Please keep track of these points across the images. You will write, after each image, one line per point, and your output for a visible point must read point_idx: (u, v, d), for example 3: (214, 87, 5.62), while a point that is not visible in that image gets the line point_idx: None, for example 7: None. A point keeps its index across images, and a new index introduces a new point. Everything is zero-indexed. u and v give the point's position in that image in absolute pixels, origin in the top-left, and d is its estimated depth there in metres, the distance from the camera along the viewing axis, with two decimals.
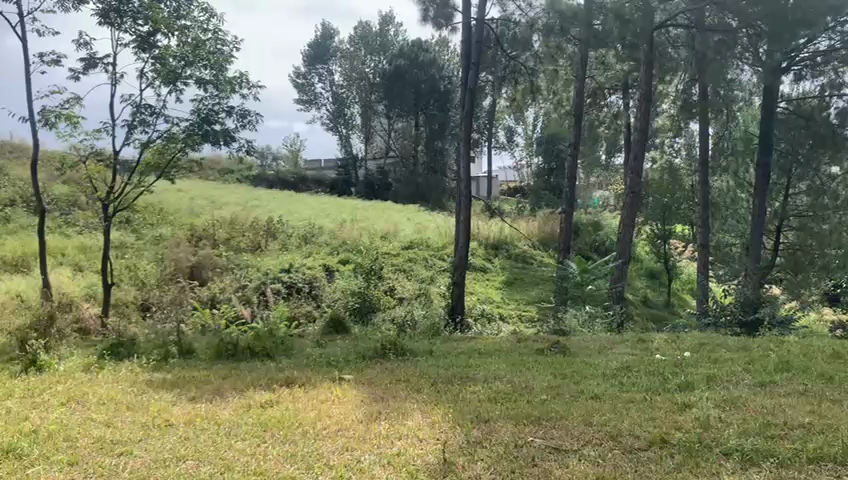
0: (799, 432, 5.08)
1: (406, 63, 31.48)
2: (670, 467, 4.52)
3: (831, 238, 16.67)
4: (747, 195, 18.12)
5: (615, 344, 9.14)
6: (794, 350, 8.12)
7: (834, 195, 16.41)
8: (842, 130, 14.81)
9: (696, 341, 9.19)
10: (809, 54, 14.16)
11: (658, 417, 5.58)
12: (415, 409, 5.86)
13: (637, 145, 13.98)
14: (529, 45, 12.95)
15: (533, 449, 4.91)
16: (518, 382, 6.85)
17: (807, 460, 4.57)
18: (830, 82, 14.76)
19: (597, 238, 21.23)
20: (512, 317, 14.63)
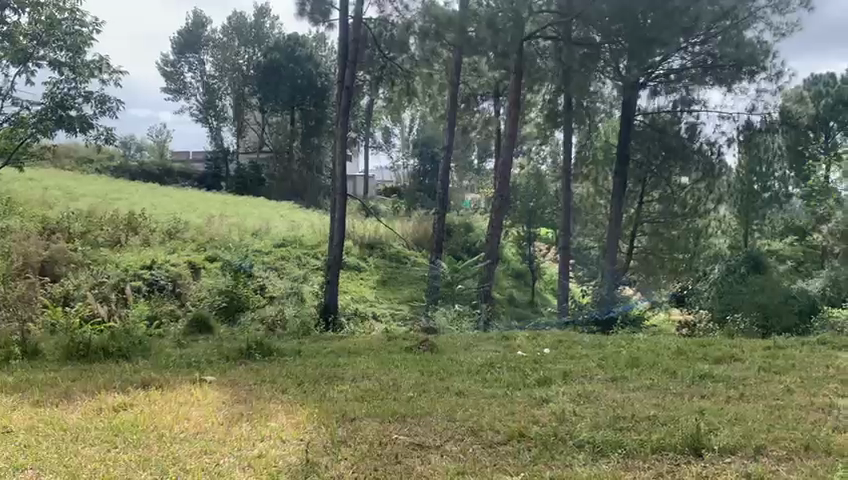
0: (645, 424, 5.41)
1: (282, 57, 31.14)
2: (527, 460, 4.69)
3: (680, 243, 17.93)
4: (605, 202, 18.93)
5: (481, 341, 9.40)
6: (643, 347, 8.68)
7: (683, 203, 17.59)
8: (691, 144, 16.56)
9: (554, 338, 9.60)
10: (664, 71, 14.91)
11: (517, 412, 5.78)
12: (279, 410, 5.75)
13: (506, 151, 14.45)
14: (406, 47, 12.94)
15: (397, 447, 4.95)
16: (385, 380, 6.89)
17: (650, 449, 4.88)
18: (682, 99, 16.13)
19: (468, 239, 21.76)
20: (384, 315, 14.68)
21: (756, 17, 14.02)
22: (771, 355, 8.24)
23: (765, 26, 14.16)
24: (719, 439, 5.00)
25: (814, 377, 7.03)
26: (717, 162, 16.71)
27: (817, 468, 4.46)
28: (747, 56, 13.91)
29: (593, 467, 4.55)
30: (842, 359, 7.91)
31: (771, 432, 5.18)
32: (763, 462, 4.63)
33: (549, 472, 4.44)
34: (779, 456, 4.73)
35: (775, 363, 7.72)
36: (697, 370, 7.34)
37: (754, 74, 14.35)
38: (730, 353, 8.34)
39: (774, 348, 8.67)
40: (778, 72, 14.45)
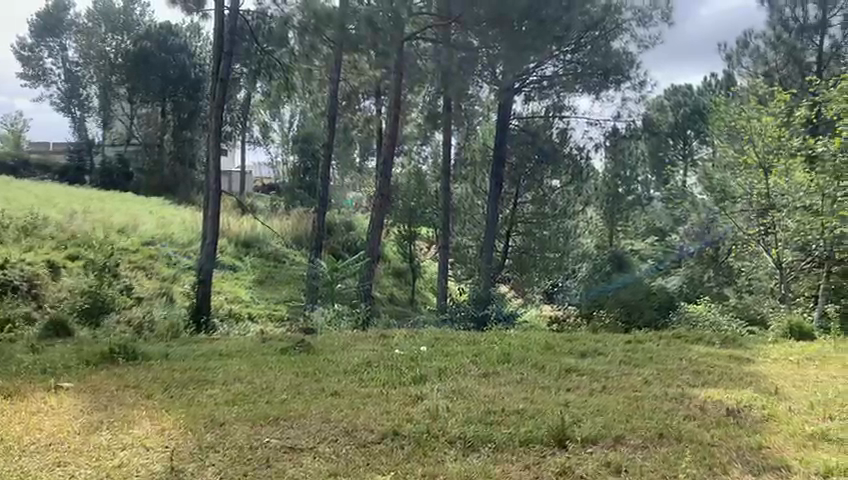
0: (514, 417, 5.59)
1: (152, 46, 29.71)
2: (399, 458, 4.72)
3: (551, 243, 18.59)
4: (483, 202, 19.32)
5: (358, 341, 9.38)
6: (515, 343, 8.97)
7: (553, 205, 18.39)
8: (563, 148, 17.02)
9: (431, 335, 9.74)
10: (537, 77, 15.48)
11: (391, 410, 5.81)
12: (143, 417, 5.46)
13: (387, 149, 14.48)
14: (285, 41, 12.48)
15: (268, 450, 4.83)
16: (259, 383, 6.73)
17: (519, 443, 5.04)
18: (553, 104, 16.40)
19: (348, 238, 21.66)
20: (261, 317, 14.32)
21: (622, 29, 14.83)
22: (632, 348, 8.75)
23: (630, 37, 15.02)
24: (582, 430, 5.25)
25: (670, 369, 7.52)
26: (585, 166, 17.51)
27: (670, 454, 4.78)
28: (613, 66, 14.74)
29: (464, 462, 4.64)
30: (693, 352, 8.51)
31: (629, 421, 5.49)
32: (621, 450, 4.88)
33: (420, 470, 4.47)
34: (636, 444, 5.02)
35: (634, 356, 8.20)
36: (565, 364, 7.66)
37: (620, 83, 15.19)
38: (594, 348, 8.77)
39: (633, 342, 9.21)
40: (641, 82, 15.41)
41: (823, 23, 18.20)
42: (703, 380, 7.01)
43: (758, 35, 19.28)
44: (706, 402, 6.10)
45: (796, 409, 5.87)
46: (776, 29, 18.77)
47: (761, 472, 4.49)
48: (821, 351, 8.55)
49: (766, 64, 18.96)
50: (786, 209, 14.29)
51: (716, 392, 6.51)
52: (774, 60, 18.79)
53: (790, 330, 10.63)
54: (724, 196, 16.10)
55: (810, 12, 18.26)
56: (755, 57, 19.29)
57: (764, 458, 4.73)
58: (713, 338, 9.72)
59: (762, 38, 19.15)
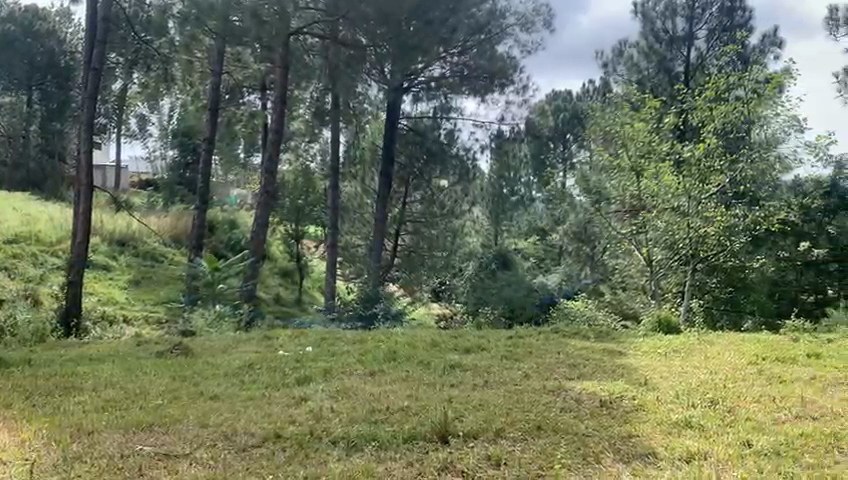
0: (398, 415, 5.61)
1: (16, 30, 27.30)
2: (281, 461, 4.62)
3: (439, 241, 18.55)
4: (371, 201, 19.27)
5: (240, 342, 9.13)
6: (401, 341, 9.02)
7: (441, 205, 18.26)
8: (450, 150, 17.11)
9: (317, 336, 9.60)
10: (424, 78, 15.66)
11: (273, 413, 5.67)
12: (1, 428, 5.06)
13: (273, 144, 14.13)
14: (164, 31, 11.91)
15: (141, 458, 4.61)
16: (131, 388, 6.39)
17: (402, 440, 5.06)
18: (441, 105, 16.59)
19: (231, 237, 21.07)
20: (137, 319, 13.65)
21: (505, 33, 15.23)
22: (513, 344, 8.99)
23: (513, 42, 15.41)
24: (465, 425, 5.35)
25: (548, 363, 7.78)
26: (472, 167, 17.33)
27: (547, 445, 4.94)
28: (498, 69, 15.13)
29: (346, 462, 4.60)
30: (571, 346, 8.85)
31: (509, 415, 5.63)
32: (501, 443, 5.00)
33: (302, 472, 4.39)
34: (515, 437, 5.15)
35: (515, 351, 8.43)
36: (449, 361, 7.76)
37: (504, 87, 15.60)
38: (478, 343, 8.94)
39: (515, 338, 9.46)
40: (524, 86, 15.83)
41: (690, 36, 19.45)
42: (579, 372, 7.30)
43: (631, 44, 20.35)
44: (581, 394, 6.36)
45: (662, 398, 6.22)
46: (648, 40, 19.86)
47: (631, 459, 4.73)
48: (686, 343, 9.12)
49: (640, 72, 20.02)
50: (656, 210, 14.63)
51: (591, 383, 6.79)
52: (646, 69, 19.90)
53: (659, 324, 11.27)
54: (600, 197, 16.89)
55: (679, 24, 19.45)
56: (628, 65, 20.30)
57: (635, 446, 4.98)
58: (589, 332, 10.15)
59: (635, 48, 20.18)
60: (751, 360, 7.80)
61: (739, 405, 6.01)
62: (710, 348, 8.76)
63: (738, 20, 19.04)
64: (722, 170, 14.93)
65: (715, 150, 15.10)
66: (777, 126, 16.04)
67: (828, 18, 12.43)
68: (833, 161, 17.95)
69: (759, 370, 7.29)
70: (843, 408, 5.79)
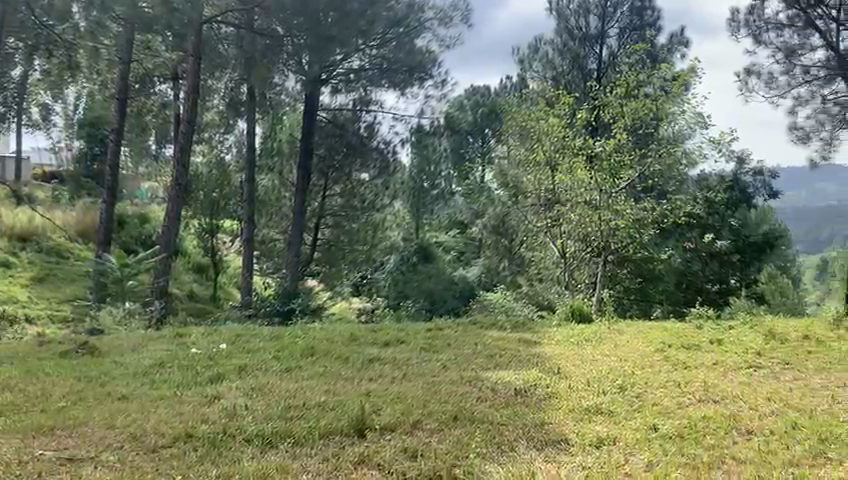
0: (314, 411, 5.54)
1: None
2: (191, 461, 4.49)
3: (360, 235, 18.33)
4: (289, 195, 18.96)
5: (149, 340, 8.82)
6: (318, 336, 8.92)
7: (362, 199, 17.84)
8: (370, 142, 17.02)
9: (231, 333, 9.38)
10: (344, 70, 15.25)
11: (185, 412, 5.52)
12: None
13: (186, 136, 13.69)
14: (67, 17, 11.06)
15: (41, 464, 4.39)
16: (31, 391, 6.08)
17: (318, 435, 5.00)
18: (361, 98, 16.39)
19: (143, 232, 20.36)
20: (41, 318, 13.01)
21: (424, 27, 15.20)
22: (432, 336, 9.04)
23: (432, 36, 15.41)
24: (381, 419, 5.33)
25: (465, 354, 7.86)
26: (392, 160, 17.46)
27: (462, 436, 4.98)
28: (417, 63, 15.13)
29: (260, 460, 4.51)
30: (488, 337, 8.97)
31: (426, 406, 5.66)
32: (417, 435, 5.01)
33: (214, 470, 4.28)
34: (431, 428, 5.17)
35: (433, 343, 8.47)
36: (366, 355, 7.73)
37: (423, 81, 15.56)
38: (396, 337, 8.94)
39: (434, 330, 9.51)
40: (443, 80, 15.86)
41: (602, 34, 20.03)
42: (495, 363, 7.41)
43: (547, 41, 20.80)
44: (497, 384, 6.46)
45: (574, 386, 6.40)
46: (563, 37, 20.32)
47: (542, 446, 4.85)
48: (597, 332, 9.40)
49: (554, 69, 20.50)
50: (569, 203, 15.01)
51: (506, 373, 6.91)
52: (561, 66, 20.38)
53: (572, 313, 11.59)
54: (518, 189, 17.27)
55: (592, 23, 19.96)
56: (544, 63, 20.76)
57: (547, 433, 5.10)
58: (506, 323, 10.31)
59: (550, 45, 20.63)
60: (658, 347, 8.11)
61: (647, 390, 6.23)
62: (620, 336, 9.05)
63: (648, 20, 19.73)
64: (631, 165, 15.58)
65: (624, 146, 15.66)
66: (683, 122, 16.69)
67: (730, 20, 13.06)
68: (735, 157, 18.89)
69: (666, 357, 7.58)
70: (742, 391, 6.09)
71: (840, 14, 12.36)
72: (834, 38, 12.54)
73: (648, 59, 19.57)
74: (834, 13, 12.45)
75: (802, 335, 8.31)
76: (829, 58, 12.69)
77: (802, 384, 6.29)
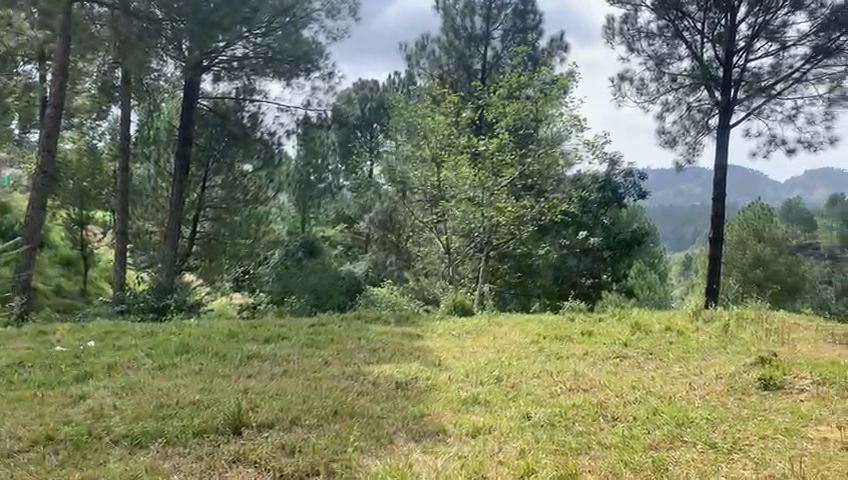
0: (189, 409, 5.36)
1: None
2: (52, 465, 4.22)
3: (242, 228, 18.42)
4: (167, 185, 18.22)
5: (6, 338, 8.22)
6: (194, 333, 8.62)
7: (245, 191, 17.67)
8: (254, 132, 16.08)
9: (101, 330, 8.90)
10: (226, 57, 14.67)
11: (46, 414, 5.19)
12: None
13: (52, 121, 12.81)
14: None
15: None
16: None
17: (192, 434, 4.84)
18: (244, 86, 15.59)
19: (4, 222, 18.96)
20: None
21: (311, 18, 14.88)
22: (315, 331, 8.95)
23: (319, 27, 15.19)
24: (259, 416, 5.22)
25: (348, 349, 7.83)
26: (277, 152, 16.57)
27: (341, 430, 4.97)
28: (303, 54, 14.73)
29: (129, 461, 4.30)
30: (371, 331, 8.99)
31: (305, 403, 5.59)
32: (295, 432, 4.94)
33: (77, 474, 4.06)
34: (310, 424, 5.12)
35: (316, 339, 8.39)
36: (246, 351, 7.57)
37: (310, 72, 15.33)
38: (277, 332, 8.81)
39: (316, 325, 9.43)
40: (330, 72, 15.68)
41: (487, 35, 20.50)
42: (377, 357, 7.43)
43: (434, 39, 21.05)
44: (378, 378, 6.48)
45: (453, 377, 6.53)
46: (449, 36, 20.60)
47: (421, 438, 4.91)
48: (478, 325, 9.63)
49: (440, 67, 20.77)
50: (454, 199, 15.31)
51: (388, 367, 6.95)
52: (447, 64, 20.64)
53: (454, 307, 11.83)
54: (405, 186, 17.10)
55: (477, 23, 20.40)
56: (431, 60, 20.99)
57: (425, 425, 5.17)
58: (389, 317, 10.38)
59: (437, 43, 20.87)
60: (534, 339, 8.40)
61: (522, 380, 6.46)
62: (498, 329, 9.33)
63: (531, 23, 20.34)
64: (513, 163, 16.03)
65: (506, 145, 16.08)
66: (561, 124, 17.40)
67: (606, 27, 13.70)
68: (608, 158, 19.78)
69: (541, 349, 7.87)
70: (609, 380, 6.43)
71: (704, 27, 13.28)
72: (699, 49, 13.49)
73: (530, 62, 20.21)
74: (698, 26, 13.38)
75: (665, 327, 8.85)
76: (694, 67, 13.67)
77: (664, 372, 6.72)
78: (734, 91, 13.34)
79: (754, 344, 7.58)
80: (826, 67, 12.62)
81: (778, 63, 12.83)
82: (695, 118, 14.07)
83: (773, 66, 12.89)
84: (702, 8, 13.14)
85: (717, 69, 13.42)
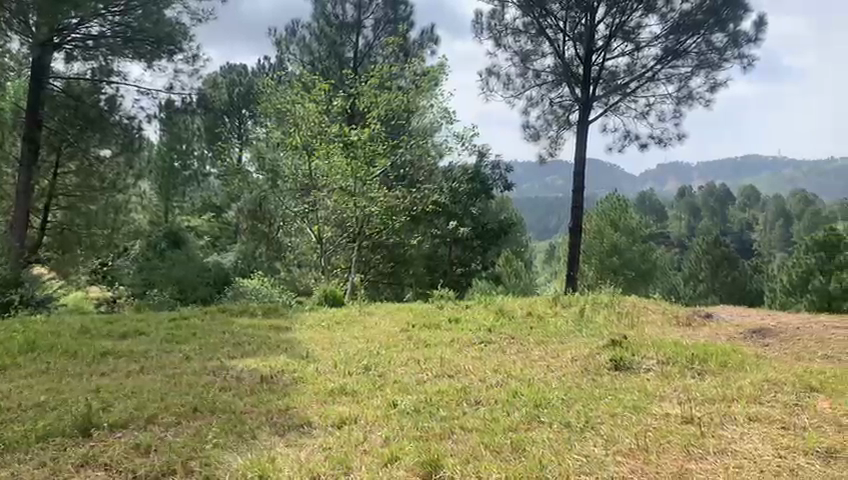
0: (32, 412, 4.99)
1: None
2: None
3: (98, 217, 16.77)
4: (12, 170, 16.86)
5: None
6: (42, 330, 8.04)
7: (101, 178, 16.09)
8: (111, 116, 14.38)
9: None
10: (80, 35, 13.36)
11: None
12: None
13: None
14: None
15: None
16: None
17: (35, 439, 4.50)
18: (100, 68, 14.20)
19: None
20: None
21: None
22: (176, 326, 8.58)
23: (183, 8, 14.46)
24: (112, 415, 4.96)
25: (211, 343, 7.56)
26: (138, 137, 14.79)
27: (200, 427, 4.80)
28: (165, 35, 13.63)
29: None
30: (237, 324, 8.75)
31: (162, 400, 5.36)
32: (152, 430, 4.73)
33: None
34: (168, 422, 4.91)
35: (178, 333, 8.04)
36: (99, 348, 7.15)
37: (172, 54, 14.13)
38: (135, 328, 8.38)
39: (179, 319, 9.06)
40: (194, 56, 15.03)
41: (358, 23, 20.40)
42: (242, 351, 7.24)
43: (304, 25, 20.66)
44: (242, 372, 6.32)
45: (321, 369, 6.48)
46: (319, 23, 20.27)
47: (285, 431, 4.82)
48: (347, 315, 9.63)
49: (311, 54, 20.33)
50: (325, 189, 15.25)
51: (253, 361, 6.79)
52: (318, 51, 20.25)
53: (325, 298, 11.74)
54: (275, 175, 16.72)
55: (348, 11, 20.25)
56: (301, 46, 20.54)
57: (290, 418, 5.09)
58: (256, 309, 10.15)
59: (307, 29, 20.51)
60: (403, 328, 8.47)
61: (389, 369, 6.50)
62: (368, 318, 9.36)
63: (402, 14, 20.60)
64: (384, 153, 16.08)
65: (377, 135, 16.10)
66: (432, 116, 18.12)
67: (474, 22, 13.98)
68: (477, 150, 20.33)
69: (410, 337, 7.96)
70: (474, 365, 6.59)
71: (565, 26, 13.84)
72: (561, 46, 14.05)
73: (401, 52, 20.54)
74: (561, 24, 13.93)
75: (526, 312, 9.23)
76: (556, 64, 14.24)
77: (525, 356, 6.97)
78: (593, 88, 14.03)
79: (606, 328, 8.05)
80: (674, 68, 13.53)
81: (632, 63, 13.64)
82: (557, 113, 14.68)
83: (628, 65, 13.68)
84: (564, 7, 13.67)
85: (577, 67, 14.04)
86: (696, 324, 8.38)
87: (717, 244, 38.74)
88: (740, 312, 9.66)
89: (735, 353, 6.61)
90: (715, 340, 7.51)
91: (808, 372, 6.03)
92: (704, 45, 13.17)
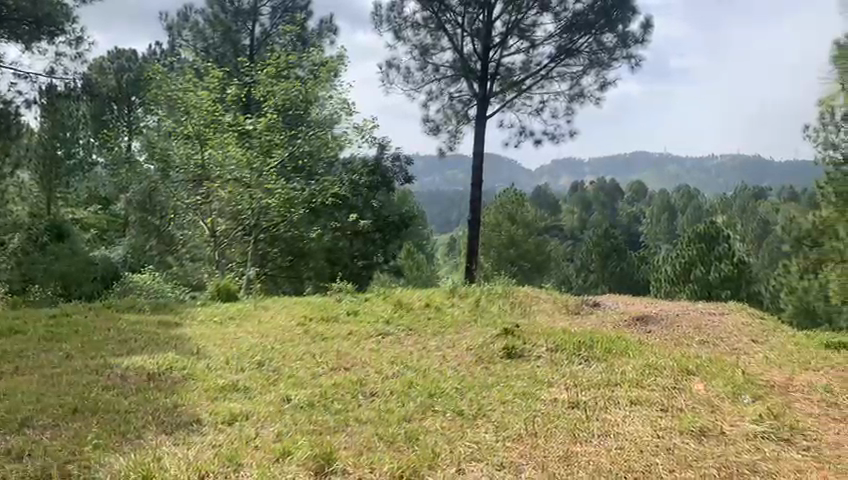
0: None
1: None
2: None
3: None
4: None
5: None
6: None
7: None
8: None
9: None
10: None
11: None
12: None
13: None
14: None
15: None
16: None
17: None
18: None
19: None
20: None
21: None
22: (57, 323, 8.13)
23: None
24: None
25: (94, 341, 7.22)
26: (15, 122, 13.33)
27: (81, 429, 4.57)
28: (46, 15, 12.33)
29: None
30: (123, 321, 8.40)
31: (38, 401, 5.06)
32: (25, 434, 4.45)
33: None
34: (44, 425, 4.64)
35: (57, 331, 7.61)
36: None
37: (53, 35, 12.81)
38: (10, 326, 7.85)
39: (61, 316, 8.62)
40: (77, 38, 14.23)
41: (254, 10, 19.93)
42: (129, 348, 6.94)
43: (197, 11, 19.92)
44: (128, 371, 6.04)
45: (213, 366, 6.30)
46: (214, 8, 19.60)
47: (173, 430, 4.67)
48: (242, 310, 9.44)
49: (205, 40, 19.73)
50: (218, 180, 14.83)
51: (141, 358, 6.51)
52: (212, 38, 19.66)
53: (218, 292, 11.43)
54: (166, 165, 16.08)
55: None
56: (194, 32, 19.81)
57: (179, 416, 4.94)
58: (145, 305, 9.79)
59: (201, 15, 19.83)
60: (299, 322, 8.37)
61: (284, 364, 6.40)
62: (263, 313, 9.20)
63: (300, 3, 20.37)
64: (281, 144, 15.83)
65: (275, 126, 15.86)
66: (332, 107, 17.82)
67: (374, 14, 13.94)
68: (378, 143, 20.35)
69: (306, 331, 7.87)
70: (370, 357, 6.60)
71: (463, 21, 14.02)
72: (459, 42, 14.24)
73: (300, 42, 20.22)
74: (459, 20, 14.09)
75: (424, 304, 9.31)
76: (455, 59, 14.42)
77: (422, 347, 7.04)
78: (490, 84, 14.30)
79: (501, 317, 8.24)
80: (567, 66, 14.02)
81: (527, 60, 13.99)
82: (455, 108, 14.87)
83: (523, 63, 14.03)
84: (462, 3, 13.85)
85: (475, 63, 14.26)
86: (584, 313, 8.73)
87: (608, 236, 40.44)
88: (624, 300, 10.15)
89: (620, 340, 6.91)
90: (602, 327, 7.84)
91: (685, 356, 6.40)
92: (595, 44, 13.69)
